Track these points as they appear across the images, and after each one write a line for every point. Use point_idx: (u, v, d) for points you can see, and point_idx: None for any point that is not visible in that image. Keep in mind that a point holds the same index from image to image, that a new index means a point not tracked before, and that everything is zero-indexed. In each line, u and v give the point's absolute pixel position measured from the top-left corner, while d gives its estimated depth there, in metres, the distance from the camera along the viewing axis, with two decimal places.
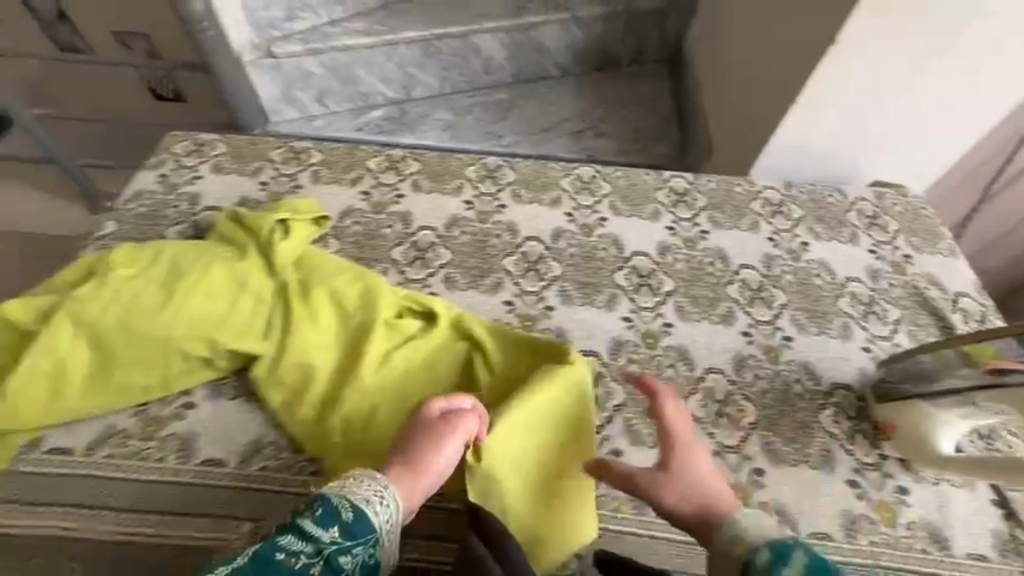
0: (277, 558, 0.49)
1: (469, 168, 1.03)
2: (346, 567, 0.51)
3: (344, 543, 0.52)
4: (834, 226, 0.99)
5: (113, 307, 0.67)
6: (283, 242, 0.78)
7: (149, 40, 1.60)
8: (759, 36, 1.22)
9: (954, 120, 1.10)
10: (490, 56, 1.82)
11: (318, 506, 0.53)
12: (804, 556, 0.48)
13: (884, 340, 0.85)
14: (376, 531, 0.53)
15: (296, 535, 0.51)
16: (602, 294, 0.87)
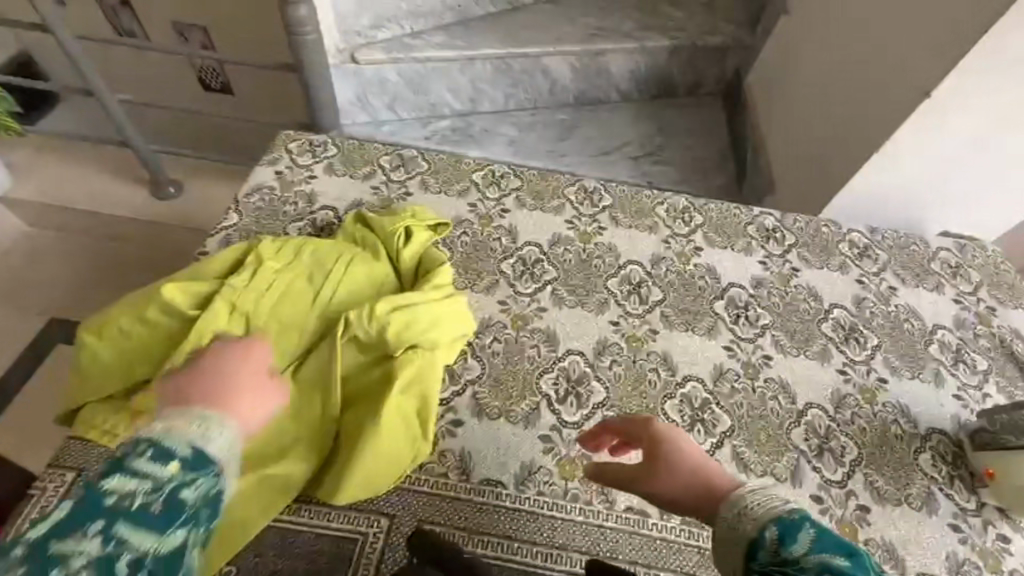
0: (107, 502, 0.42)
1: (568, 189, 1.05)
2: (190, 502, 0.45)
3: (186, 476, 0.45)
4: (919, 274, 1.02)
5: (268, 298, 0.72)
6: (413, 246, 0.83)
7: (205, 32, 1.67)
8: (840, 86, 1.30)
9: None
10: (557, 77, 1.85)
11: (148, 446, 0.46)
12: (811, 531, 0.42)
13: (974, 390, 0.88)
14: (217, 460, 0.48)
15: (121, 476, 0.44)
16: (703, 322, 0.90)
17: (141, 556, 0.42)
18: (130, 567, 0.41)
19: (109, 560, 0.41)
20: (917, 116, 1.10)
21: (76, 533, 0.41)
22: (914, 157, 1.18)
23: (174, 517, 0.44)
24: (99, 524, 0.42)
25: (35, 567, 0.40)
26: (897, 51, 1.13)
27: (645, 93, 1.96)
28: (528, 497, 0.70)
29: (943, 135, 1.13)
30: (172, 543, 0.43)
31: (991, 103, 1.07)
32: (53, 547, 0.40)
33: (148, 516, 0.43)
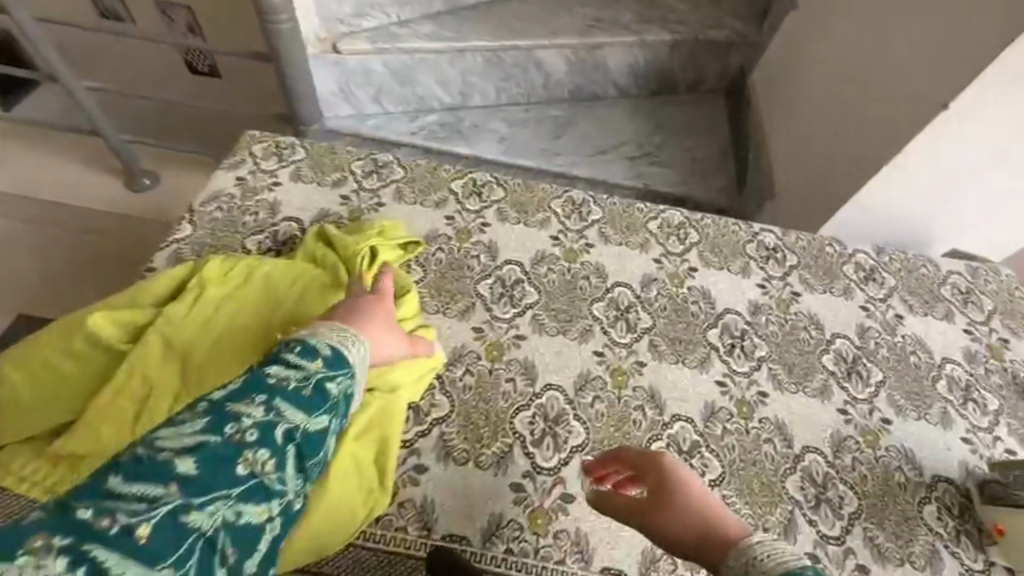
0: (269, 381, 0.55)
1: (555, 201, 0.97)
2: (333, 391, 0.58)
3: (328, 372, 0.58)
4: (928, 300, 0.95)
5: (209, 328, 0.67)
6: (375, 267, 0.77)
7: (191, 12, 1.56)
8: (847, 92, 1.22)
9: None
10: (552, 71, 1.76)
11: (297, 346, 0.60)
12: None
13: (984, 432, 0.82)
14: (353, 365, 0.61)
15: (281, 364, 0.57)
16: (695, 352, 0.83)
17: (293, 428, 0.54)
18: (285, 434, 0.53)
19: (268, 424, 0.53)
20: (931, 128, 1.03)
21: (246, 400, 0.53)
22: (925, 172, 1.11)
23: (320, 400, 0.57)
24: (262, 397, 0.54)
25: (216, 418, 0.51)
26: (911, 57, 1.05)
27: (643, 90, 1.87)
28: (495, 555, 0.65)
29: (959, 149, 1.06)
30: (315, 421, 0.56)
31: (1012, 117, 0.99)
32: (227, 407, 0.52)
33: (299, 396, 0.56)
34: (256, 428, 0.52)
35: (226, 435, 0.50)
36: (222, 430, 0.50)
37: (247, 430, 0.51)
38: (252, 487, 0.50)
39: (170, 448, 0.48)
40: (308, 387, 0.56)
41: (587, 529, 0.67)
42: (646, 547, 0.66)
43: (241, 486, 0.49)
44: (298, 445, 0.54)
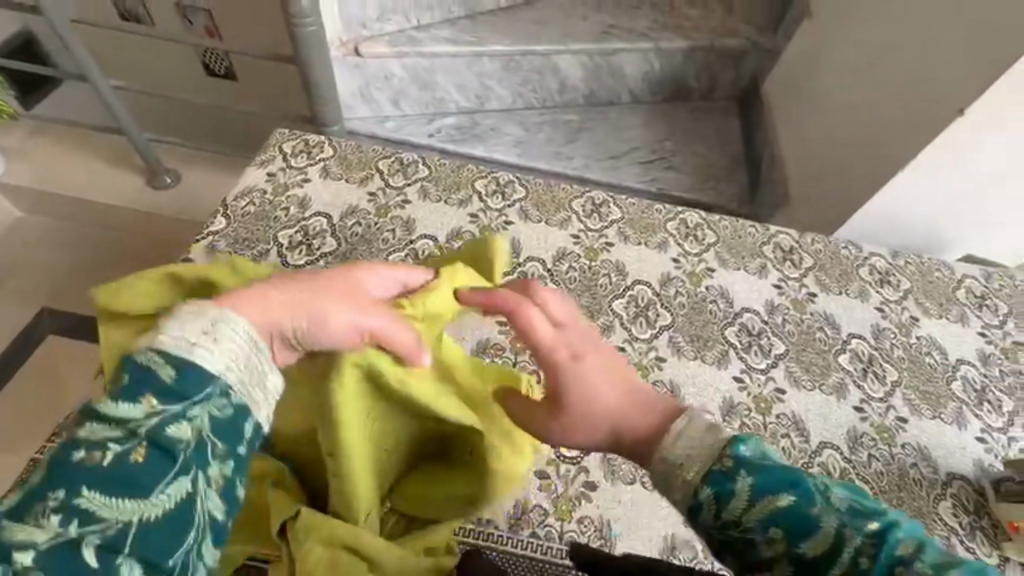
0: (77, 457, 0.41)
1: (575, 201, 1.00)
2: (180, 439, 0.43)
3: (167, 412, 0.43)
4: (943, 303, 0.97)
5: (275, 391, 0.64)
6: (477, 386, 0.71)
7: (212, 17, 1.62)
8: (862, 94, 1.24)
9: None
10: (567, 77, 1.79)
11: (125, 376, 0.44)
12: (750, 476, 0.44)
13: (999, 432, 0.83)
14: (217, 374, 0.45)
15: (96, 420, 0.42)
16: (714, 349, 0.85)
17: (114, 522, 0.39)
18: (110, 531, 0.39)
19: (72, 538, 0.38)
20: (956, 127, 1.03)
21: (35, 510, 0.39)
22: (945, 176, 1.12)
23: (155, 466, 0.41)
24: (59, 492, 0.39)
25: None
26: (932, 59, 1.06)
27: (657, 96, 1.90)
28: (520, 539, 0.69)
29: (982, 151, 1.06)
30: (155, 501, 0.41)
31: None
32: (8, 526, 0.38)
33: (120, 472, 0.40)
34: (47, 558, 0.37)
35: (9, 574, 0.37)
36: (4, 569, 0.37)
37: (34, 564, 0.37)
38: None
39: None
40: (135, 448, 0.41)
41: (611, 517, 0.71)
42: (666, 539, 0.70)
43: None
44: (134, 546, 0.39)
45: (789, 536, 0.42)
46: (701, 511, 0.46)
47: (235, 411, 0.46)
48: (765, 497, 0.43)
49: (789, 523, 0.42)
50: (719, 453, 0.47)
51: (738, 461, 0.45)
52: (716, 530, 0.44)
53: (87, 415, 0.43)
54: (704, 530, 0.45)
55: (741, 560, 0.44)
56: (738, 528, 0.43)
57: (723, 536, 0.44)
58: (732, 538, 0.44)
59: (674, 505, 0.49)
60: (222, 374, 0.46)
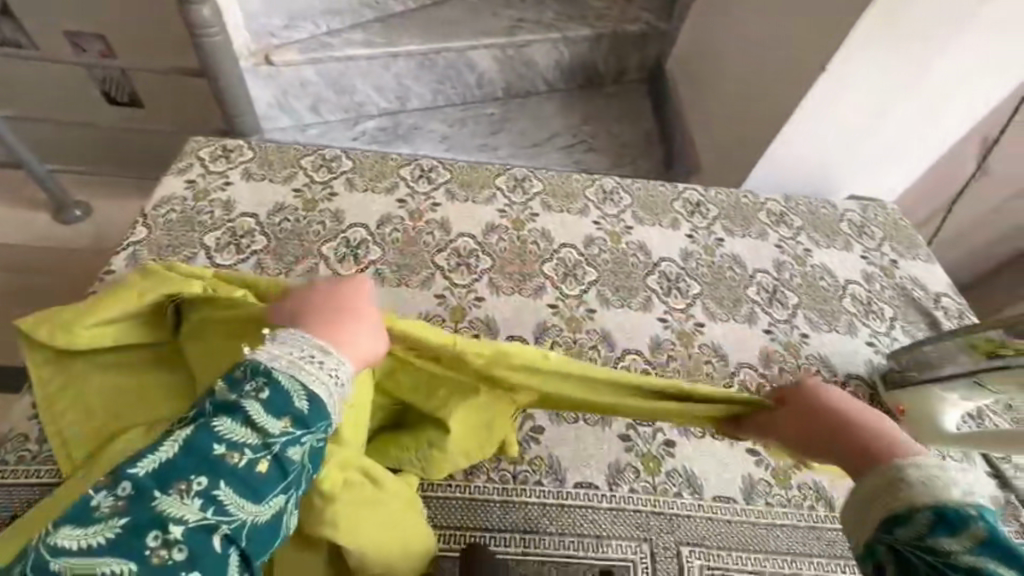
0: (216, 453, 0.46)
1: (498, 178, 1.06)
2: (295, 458, 0.49)
3: (294, 433, 0.49)
4: (829, 234, 1.10)
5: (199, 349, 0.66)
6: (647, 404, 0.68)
7: (107, 42, 1.57)
8: (757, 58, 1.34)
9: (927, 131, 1.24)
10: (484, 71, 1.86)
11: (265, 389, 0.50)
12: (986, 530, 0.42)
13: (883, 335, 0.95)
14: (332, 414, 0.53)
15: (235, 419, 0.48)
16: (638, 296, 0.93)
17: (237, 523, 0.45)
18: (228, 531, 0.45)
19: (207, 524, 0.44)
20: (823, 81, 1.13)
21: (179, 489, 0.44)
22: (823, 124, 1.23)
23: (277, 478, 0.48)
24: (202, 479, 0.45)
25: (142, 514, 0.43)
26: (804, 21, 1.17)
27: (571, 84, 2.00)
28: (477, 485, 0.70)
29: (848, 98, 1.17)
30: (269, 510, 0.47)
31: (889, 69, 1.11)
32: (154, 499, 0.44)
33: (250, 477, 0.47)
34: (187, 540, 0.43)
35: (146, 550, 0.42)
36: (145, 541, 0.42)
37: (175, 544, 0.43)
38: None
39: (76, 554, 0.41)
40: (263, 462, 0.47)
41: (560, 453, 0.72)
42: (611, 465, 0.72)
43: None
44: (246, 548, 0.46)
45: None
46: (903, 529, 0.45)
47: (328, 441, 0.53)
48: (986, 556, 0.40)
49: None
50: (943, 502, 0.45)
51: (978, 517, 0.43)
52: (905, 544, 0.44)
53: (220, 409, 0.49)
54: (890, 543, 0.45)
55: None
56: (932, 556, 0.42)
57: (911, 557, 0.43)
58: (919, 561, 0.42)
59: (865, 521, 0.48)
60: (336, 417, 0.53)
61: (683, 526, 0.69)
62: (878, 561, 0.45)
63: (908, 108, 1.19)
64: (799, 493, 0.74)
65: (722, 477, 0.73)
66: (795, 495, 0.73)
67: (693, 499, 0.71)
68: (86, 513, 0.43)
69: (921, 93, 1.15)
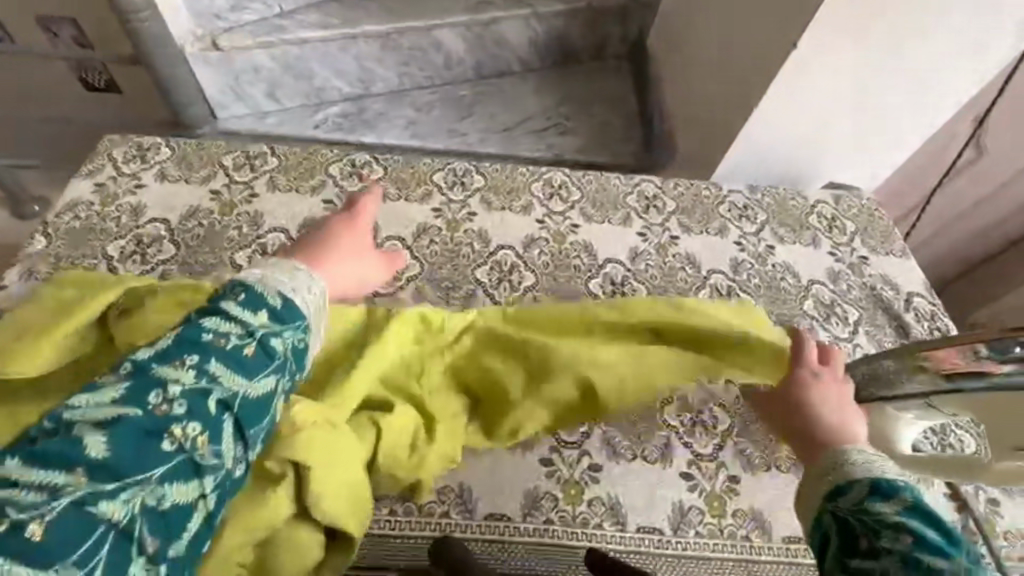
0: (206, 339, 0.54)
1: (436, 174, 0.98)
2: (278, 348, 0.57)
3: (273, 327, 0.58)
4: (796, 229, 1.02)
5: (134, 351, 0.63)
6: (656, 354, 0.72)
7: (77, 28, 1.44)
8: (727, 36, 1.20)
9: (911, 118, 1.13)
10: (451, 50, 1.75)
11: (241, 294, 0.58)
12: (907, 492, 0.50)
13: (844, 342, 0.89)
14: (304, 316, 0.61)
15: (220, 317, 0.56)
16: (577, 302, 0.87)
17: (229, 393, 0.53)
18: (220, 400, 0.52)
19: (203, 390, 0.52)
20: (795, 59, 1.01)
21: (174, 363, 0.52)
22: (798, 108, 1.10)
23: (262, 360, 0.56)
24: (194, 357, 0.53)
25: (143, 383, 0.51)
26: None
27: (547, 62, 1.89)
28: (379, 518, 0.66)
29: (824, 79, 1.05)
30: (258, 386, 0.55)
31: (867, 44, 0.99)
32: (156, 369, 0.52)
33: (237, 356, 0.55)
34: (186, 398, 0.51)
35: (149, 407, 0.50)
36: (146, 401, 0.50)
37: (174, 401, 0.50)
38: (183, 459, 0.49)
39: (87, 418, 0.48)
40: (248, 345, 0.55)
41: (470, 483, 0.68)
42: (527, 492, 0.68)
43: (167, 463, 0.49)
44: (237, 415, 0.53)
45: (918, 547, 0.46)
46: (843, 497, 0.52)
47: (306, 343, 0.61)
48: (909, 516, 0.48)
49: (926, 543, 0.46)
50: (876, 475, 0.53)
51: (906, 490, 0.51)
52: (846, 510, 0.51)
53: (208, 314, 0.57)
54: (833, 510, 0.52)
55: (848, 542, 0.49)
56: (870, 519, 0.49)
57: (848, 517, 0.51)
58: (858, 524, 0.49)
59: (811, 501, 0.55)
60: (310, 322, 0.62)
61: None
62: (824, 527, 0.52)
63: (889, 94, 1.07)
64: (732, 521, 0.69)
65: (649, 505, 0.69)
66: (728, 523, 0.68)
67: (614, 530, 0.67)
68: (103, 383, 0.52)
69: (903, 70, 1.03)
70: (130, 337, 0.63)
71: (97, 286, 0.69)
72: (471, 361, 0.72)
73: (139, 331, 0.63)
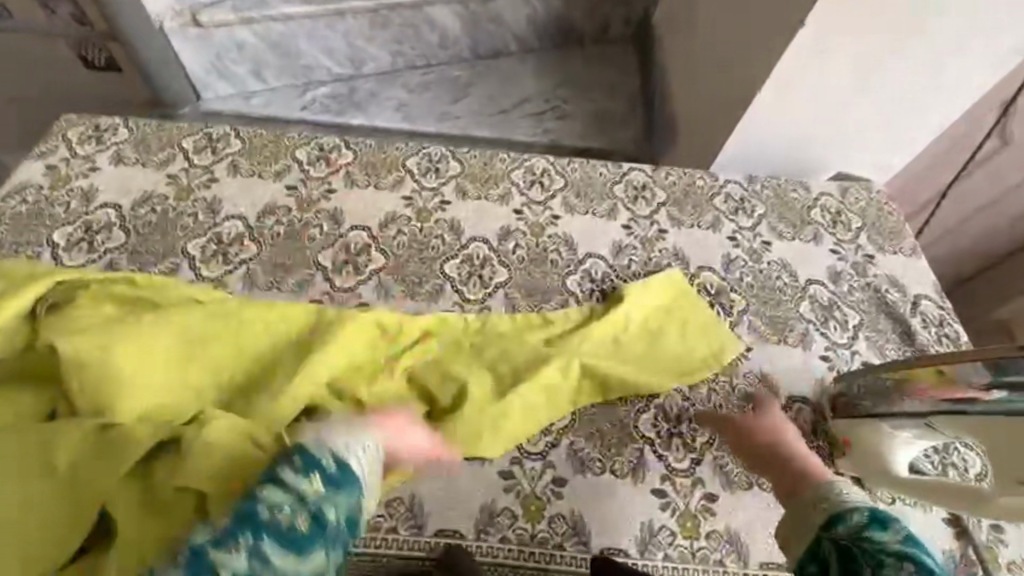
0: (260, 513, 0.45)
1: (409, 159, 0.92)
2: (332, 520, 0.47)
3: (327, 492, 0.48)
4: (797, 224, 0.94)
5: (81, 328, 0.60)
6: (613, 364, 0.73)
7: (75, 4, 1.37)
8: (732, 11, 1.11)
9: (929, 106, 1.03)
10: (445, 29, 1.66)
11: (298, 456, 0.49)
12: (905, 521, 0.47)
13: (843, 348, 0.82)
14: (360, 478, 0.51)
15: (275, 487, 0.47)
16: (553, 300, 0.81)
17: None
18: None
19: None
20: (801, 40, 0.91)
21: (225, 544, 0.43)
22: (805, 93, 1.01)
23: (317, 534, 0.46)
24: (246, 536, 0.44)
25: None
26: None
27: (547, 41, 1.79)
28: None
29: (834, 61, 0.95)
30: (310, 567, 0.45)
31: (880, 23, 0.89)
32: (208, 553, 0.43)
33: (290, 531, 0.45)
34: None
35: None
36: None
37: None
38: None
39: None
40: (301, 517, 0.45)
41: (422, 495, 0.64)
42: (483, 506, 0.63)
43: None
44: None
45: (922, 572, 0.43)
46: (840, 526, 0.48)
47: (362, 510, 0.51)
48: (914, 544, 0.45)
49: (927, 568, 0.43)
50: (869, 504, 0.50)
51: (901, 521, 0.47)
52: (847, 538, 0.47)
53: (264, 480, 0.48)
54: (830, 537, 0.48)
55: (850, 569, 0.45)
56: (872, 545, 0.45)
57: (851, 547, 0.46)
58: (860, 551, 0.46)
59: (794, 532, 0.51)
60: (368, 488, 0.52)
61: None
62: (821, 557, 0.48)
63: (907, 79, 0.98)
64: (705, 544, 0.63)
65: (614, 523, 0.64)
66: (701, 547, 0.63)
67: (576, 551, 0.62)
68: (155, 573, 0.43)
69: (922, 51, 0.93)
70: (58, 332, 0.58)
71: (24, 277, 0.64)
72: (436, 376, 0.70)
73: (69, 327, 0.59)
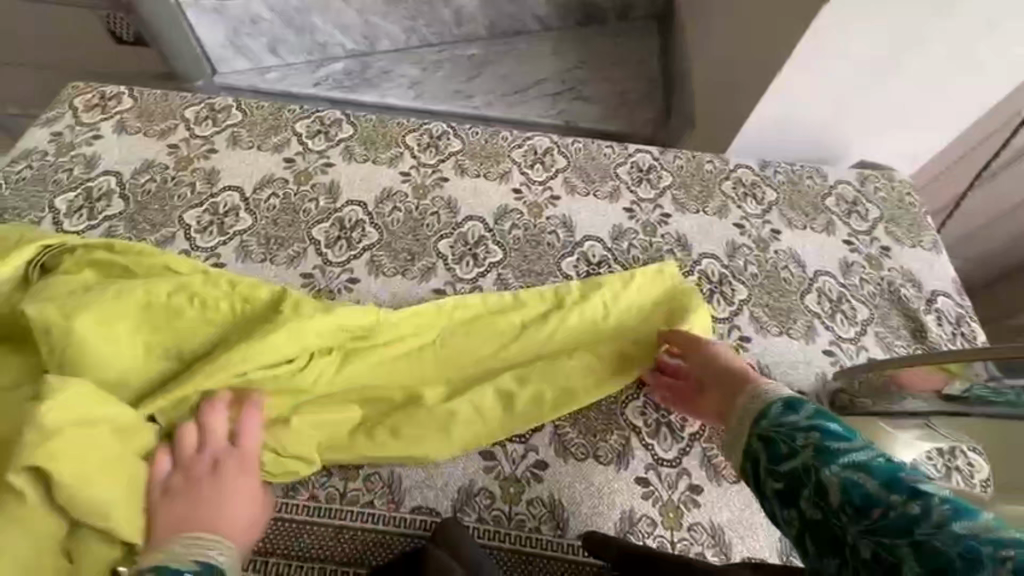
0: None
1: (409, 135, 0.91)
2: None
3: None
4: (809, 212, 0.90)
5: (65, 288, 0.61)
6: (582, 362, 0.69)
7: None
8: None
9: (962, 92, 0.97)
10: (461, 5, 1.62)
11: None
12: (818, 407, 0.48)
13: (849, 343, 0.78)
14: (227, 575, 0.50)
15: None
16: (547, 284, 0.79)
17: None
18: None
19: None
20: (826, 16, 0.85)
21: None
22: (827, 75, 0.95)
23: None
24: None
25: None
26: None
27: (566, 21, 1.74)
28: (298, 503, 0.62)
29: (860, 41, 0.89)
30: None
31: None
32: None
33: None
34: None
35: None
36: None
37: None
38: None
39: None
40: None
41: (402, 471, 0.63)
42: (462, 485, 0.63)
43: None
44: None
45: (824, 439, 0.43)
46: (762, 419, 0.50)
47: None
48: (826, 420, 0.46)
49: (830, 435, 0.44)
50: (786, 396, 0.51)
51: (810, 402, 0.49)
52: (765, 429, 0.48)
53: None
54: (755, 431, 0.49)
55: (772, 452, 0.46)
56: (784, 428, 0.47)
57: (772, 433, 0.47)
58: (776, 433, 0.47)
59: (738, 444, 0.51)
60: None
61: (536, 565, 0.60)
62: (749, 453, 0.48)
63: (939, 63, 0.92)
64: (687, 536, 0.62)
65: (594, 511, 0.62)
66: (682, 538, 0.62)
67: (553, 535, 0.61)
68: None
69: (957, 31, 0.87)
70: (35, 297, 0.60)
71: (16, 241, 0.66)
72: (390, 372, 0.68)
73: (48, 293, 0.60)
